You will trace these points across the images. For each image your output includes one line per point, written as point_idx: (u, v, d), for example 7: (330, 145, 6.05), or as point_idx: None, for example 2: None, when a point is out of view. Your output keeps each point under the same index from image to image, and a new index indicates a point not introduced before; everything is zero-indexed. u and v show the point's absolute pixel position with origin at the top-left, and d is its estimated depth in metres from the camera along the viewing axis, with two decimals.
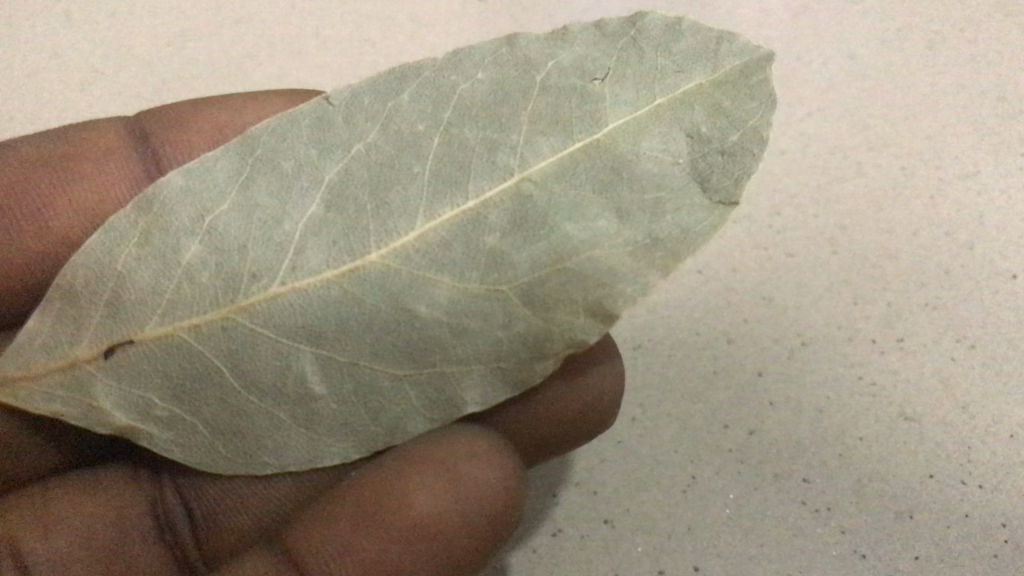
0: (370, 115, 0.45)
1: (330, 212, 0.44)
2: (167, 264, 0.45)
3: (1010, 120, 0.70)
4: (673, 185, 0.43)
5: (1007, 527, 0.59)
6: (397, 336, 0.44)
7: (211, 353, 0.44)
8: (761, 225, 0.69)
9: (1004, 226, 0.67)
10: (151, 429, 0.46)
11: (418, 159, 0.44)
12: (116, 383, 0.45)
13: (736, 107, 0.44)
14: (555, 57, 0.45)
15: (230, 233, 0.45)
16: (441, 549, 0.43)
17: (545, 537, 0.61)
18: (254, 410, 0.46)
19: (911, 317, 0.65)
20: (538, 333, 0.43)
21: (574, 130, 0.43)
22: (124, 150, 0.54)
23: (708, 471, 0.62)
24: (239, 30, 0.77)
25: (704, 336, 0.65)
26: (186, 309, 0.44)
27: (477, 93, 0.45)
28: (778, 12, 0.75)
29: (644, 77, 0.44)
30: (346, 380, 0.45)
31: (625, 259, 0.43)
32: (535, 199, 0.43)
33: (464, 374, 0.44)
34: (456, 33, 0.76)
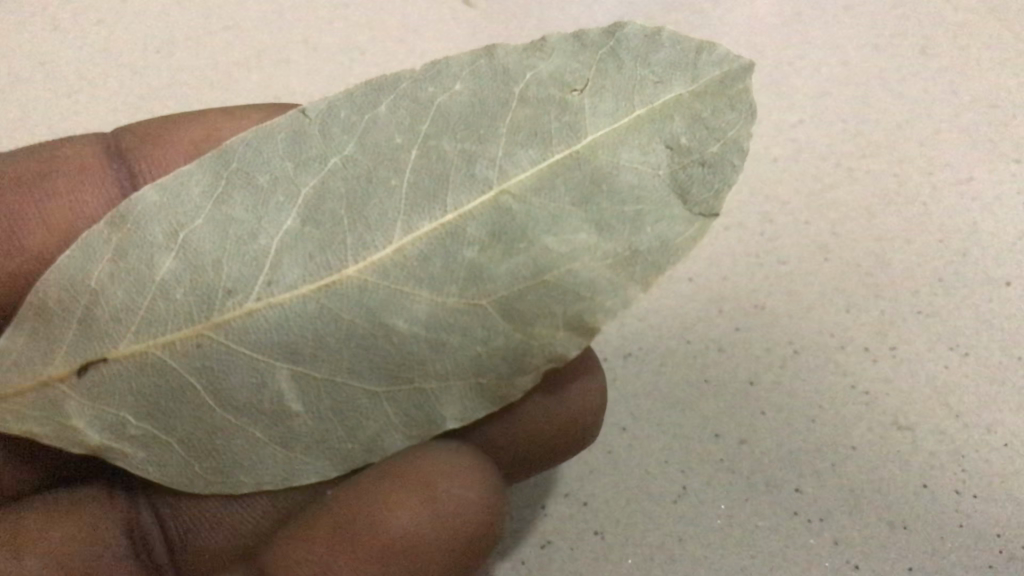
0: (347, 127, 0.45)
1: (306, 226, 0.44)
2: (141, 282, 0.45)
3: (1003, 125, 0.70)
4: (651, 198, 0.43)
5: (1001, 537, 0.58)
6: (374, 351, 0.44)
7: (187, 370, 0.44)
8: (752, 233, 0.68)
9: (998, 231, 0.67)
10: (125, 448, 0.46)
11: (396, 172, 0.44)
12: (90, 402, 0.45)
13: (715, 117, 0.44)
14: (533, 68, 0.45)
15: (206, 246, 0.45)
16: (420, 568, 0.44)
17: (533, 549, 0.61)
18: (230, 428, 0.45)
19: (903, 324, 0.64)
20: (516, 346, 0.43)
21: (553, 142, 0.43)
22: (100, 167, 0.55)
23: (699, 482, 0.61)
24: (227, 38, 0.77)
25: (694, 345, 0.65)
26: (162, 326, 0.44)
27: (455, 105, 0.45)
28: (770, 18, 0.75)
29: (621, 87, 0.44)
30: (323, 398, 0.44)
31: (605, 273, 0.42)
32: (513, 212, 0.43)
33: (442, 389, 0.44)
34: (445, 40, 0.77)
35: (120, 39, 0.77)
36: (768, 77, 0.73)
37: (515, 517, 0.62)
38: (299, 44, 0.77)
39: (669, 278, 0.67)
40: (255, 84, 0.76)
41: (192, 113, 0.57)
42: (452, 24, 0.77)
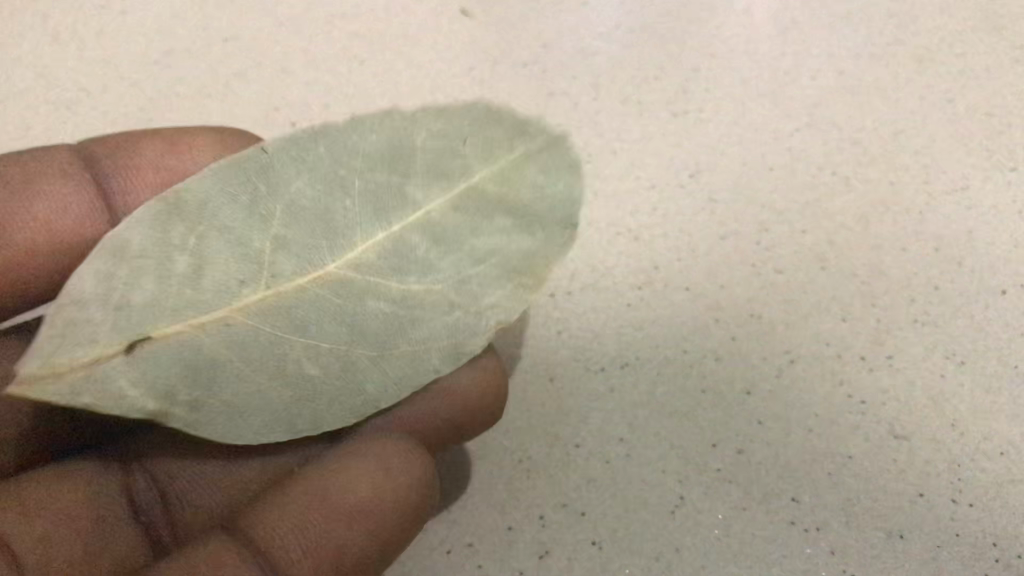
0: (291, 163, 0.50)
1: (285, 232, 0.50)
2: (162, 272, 0.48)
3: (998, 134, 0.71)
4: (543, 215, 0.51)
5: (997, 546, 0.58)
6: (366, 325, 0.51)
7: (222, 343, 0.48)
8: (750, 241, 0.68)
9: (993, 239, 0.67)
10: (177, 413, 0.48)
11: (347, 193, 0.50)
12: (139, 373, 0.46)
13: (563, 155, 0.52)
14: (421, 124, 0.51)
15: (212, 248, 0.49)
16: (381, 527, 0.49)
17: (533, 559, 0.61)
18: (266, 391, 0.49)
19: (899, 333, 0.65)
20: (464, 323, 0.51)
21: (453, 176, 0.50)
22: (75, 176, 0.58)
23: (696, 491, 0.61)
24: (226, 48, 0.78)
25: (692, 354, 0.65)
26: (193, 306, 0.48)
27: (376, 147, 0.51)
28: (765, 29, 0.75)
29: (501, 137, 0.51)
30: (337, 361, 0.50)
31: (522, 265, 0.51)
32: (442, 226, 0.50)
33: (423, 352, 0.51)
34: (442, 49, 0.77)
35: (119, 51, 0.78)
36: (764, 86, 0.73)
37: (513, 528, 0.62)
38: (298, 54, 0.78)
39: (666, 287, 0.67)
40: (254, 93, 0.76)
41: (153, 133, 0.60)
42: (448, 34, 0.77)
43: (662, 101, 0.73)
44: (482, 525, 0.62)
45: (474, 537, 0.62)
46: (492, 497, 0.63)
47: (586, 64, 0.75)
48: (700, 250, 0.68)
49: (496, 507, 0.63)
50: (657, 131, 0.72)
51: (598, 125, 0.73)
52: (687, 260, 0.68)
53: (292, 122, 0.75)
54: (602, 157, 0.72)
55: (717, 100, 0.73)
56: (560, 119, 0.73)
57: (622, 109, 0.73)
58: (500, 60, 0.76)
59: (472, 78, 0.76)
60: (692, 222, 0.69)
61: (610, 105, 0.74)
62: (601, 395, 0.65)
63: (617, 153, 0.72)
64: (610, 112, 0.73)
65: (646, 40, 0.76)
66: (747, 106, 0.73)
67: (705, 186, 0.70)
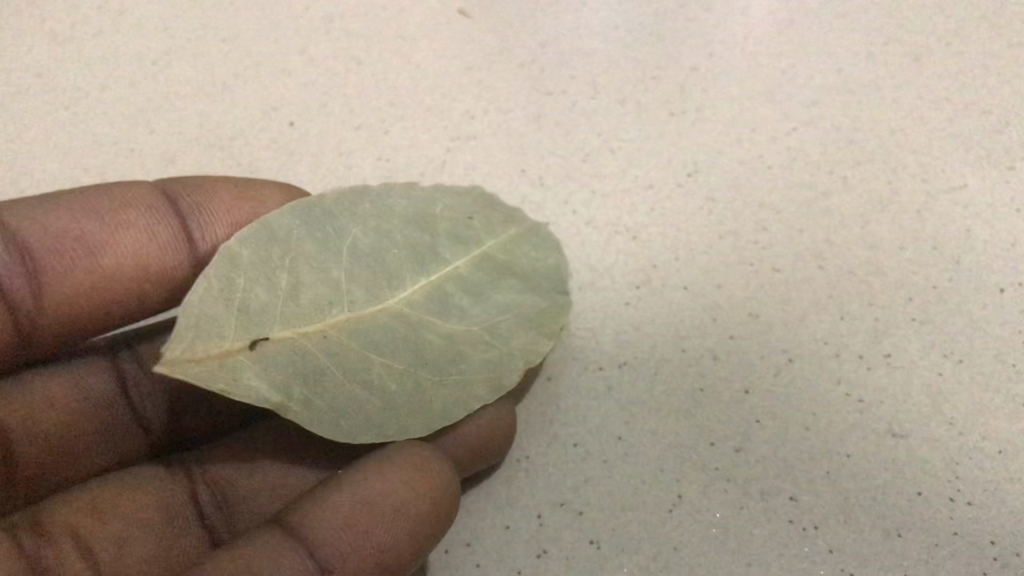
0: (350, 211, 0.56)
1: (355, 265, 0.54)
2: (274, 283, 0.53)
3: (997, 132, 0.70)
4: (543, 283, 0.58)
5: (996, 544, 0.59)
6: (427, 352, 0.55)
7: (321, 352, 0.53)
8: (747, 240, 0.68)
9: (991, 238, 0.67)
10: (291, 409, 0.52)
11: (393, 243, 0.56)
12: (260, 368, 0.51)
13: (551, 240, 0.60)
14: (439, 200, 0.58)
15: (306, 270, 0.54)
16: (419, 526, 0.52)
17: (529, 559, 0.61)
18: (358, 399, 0.53)
19: (897, 332, 0.65)
20: (498, 361, 0.56)
21: (470, 243, 0.57)
22: (161, 208, 0.59)
23: (694, 491, 0.61)
24: (224, 49, 0.78)
25: (690, 353, 0.65)
26: (299, 318, 0.53)
27: (408, 210, 0.57)
28: (763, 28, 0.75)
29: (501, 218, 0.59)
30: (408, 381, 0.55)
31: (532, 319, 0.58)
32: (468, 280, 0.56)
33: (473, 381, 0.56)
34: (440, 49, 0.77)
35: (118, 52, 0.78)
36: (762, 84, 0.73)
37: (511, 527, 0.62)
38: (296, 54, 0.78)
39: (664, 286, 0.67)
40: (252, 94, 0.76)
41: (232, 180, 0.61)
42: (446, 33, 0.77)
43: (660, 100, 0.73)
44: (480, 524, 0.62)
45: (473, 536, 0.62)
46: (491, 496, 0.63)
47: (584, 63, 0.75)
48: (698, 249, 0.68)
49: (495, 506, 0.63)
50: (655, 130, 0.73)
51: (596, 125, 0.73)
52: (684, 260, 0.68)
53: (291, 122, 0.75)
54: (600, 156, 0.72)
55: (715, 99, 0.73)
56: (558, 119, 0.74)
57: (620, 109, 0.73)
58: (498, 59, 0.76)
59: (469, 77, 0.76)
60: (690, 221, 0.69)
61: (608, 104, 0.74)
62: (599, 394, 0.65)
63: (615, 152, 0.72)
64: (608, 111, 0.73)
65: (644, 39, 0.76)
66: (746, 105, 0.73)
67: (703, 185, 0.70)
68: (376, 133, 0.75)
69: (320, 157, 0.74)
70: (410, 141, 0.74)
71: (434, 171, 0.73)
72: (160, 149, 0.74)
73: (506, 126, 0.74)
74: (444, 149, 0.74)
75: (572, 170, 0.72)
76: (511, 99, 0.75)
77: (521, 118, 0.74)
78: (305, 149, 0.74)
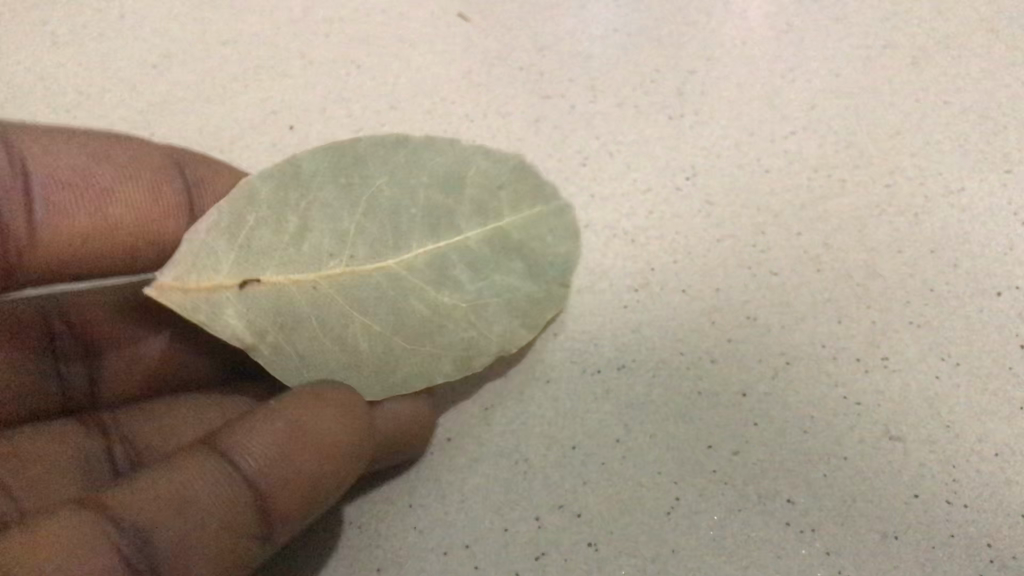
0: (382, 166, 0.61)
1: (363, 221, 0.59)
2: (280, 227, 0.59)
3: (993, 136, 0.71)
4: (546, 270, 0.61)
5: (991, 547, 0.59)
6: (411, 317, 0.59)
7: (303, 302, 0.59)
8: (745, 242, 0.68)
9: (988, 241, 0.67)
10: (264, 348, 0.60)
11: (412, 203, 0.60)
12: (245, 307, 0.59)
13: (566, 224, 0.63)
14: (474, 167, 0.61)
15: (315, 218, 0.59)
16: (336, 458, 0.56)
17: (528, 561, 0.61)
18: (328, 351, 0.60)
19: (894, 335, 0.65)
20: (473, 340, 0.60)
21: (488, 216, 0.59)
22: (170, 177, 0.66)
23: (692, 494, 0.62)
24: (224, 52, 0.79)
25: (688, 356, 0.65)
26: (292, 266, 0.59)
27: (435, 173, 0.61)
28: (761, 31, 0.76)
29: (525, 193, 0.61)
30: (379, 342, 0.59)
31: (524, 303, 0.61)
32: (474, 253, 0.59)
33: (440, 357, 0.60)
34: (438, 52, 0.77)
35: (119, 56, 0.79)
36: (760, 87, 0.74)
37: (510, 529, 0.62)
38: (296, 57, 0.78)
39: (662, 290, 0.67)
40: (252, 98, 0.77)
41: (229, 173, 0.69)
42: (445, 36, 0.78)
43: (659, 103, 0.74)
44: (480, 526, 0.63)
45: (472, 538, 0.62)
46: (489, 499, 0.63)
47: (583, 67, 0.75)
48: (696, 252, 0.68)
49: (493, 508, 0.63)
50: (654, 133, 0.73)
51: (594, 128, 0.73)
52: (682, 263, 0.68)
53: (291, 126, 0.76)
54: (599, 159, 0.72)
55: (712, 101, 0.73)
56: (556, 122, 0.74)
57: (618, 112, 0.74)
58: (498, 62, 0.76)
59: (468, 80, 0.76)
60: (687, 224, 0.69)
61: (607, 107, 0.74)
62: (598, 397, 0.65)
63: (613, 155, 0.73)
64: (606, 114, 0.74)
65: (642, 43, 0.76)
66: (744, 108, 0.73)
67: (701, 188, 0.70)
68: (376, 136, 0.75)
69: None
70: None
71: None
72: None
73: (505, 130, 0.74)
74: None
75: (570, 173, 0.72)
76: (509, 103, 0.75)
77: (519, 122, 0.74)
78: (305, 153, 0.75)
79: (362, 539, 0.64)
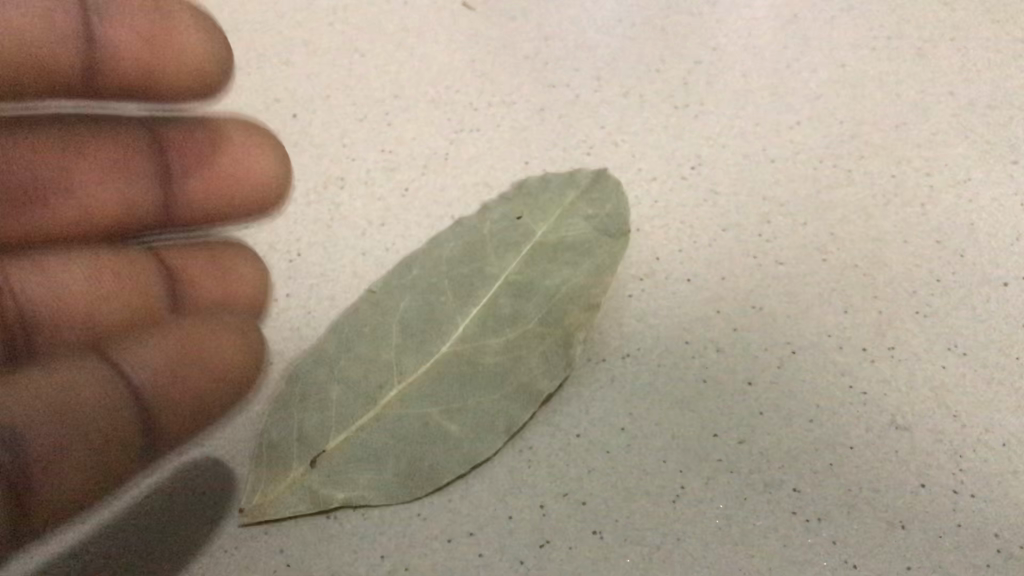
0: (419, 252, 0.65)
1: (412, 299, 0.62)
2: (329, 342, 0.62)
3: (1001, 126, 0.71)
4: (597, 238, 0.61)
5: (999, 537, 0.58)
6: (487, 335, 0.59)
7: (368, 393, 0.59)
8: (749, 233, 0.68)
9: (995, 231, 0.67)
10: (349, 468, 0.58)
11: (453, 266, 0.62)
12: (320, 424, 0.59)
13: (604, 200, 0.64)
14: (497, 212, 0.65)
15: (365, 318, 0.62)
16: None
17: (533, 548, 0.59)
18: (407, 433, 0.58)
19: (900, 325, 0.64)
20: (552, 318, 0.59)
21: (527, 232, 0.62)
22: (70, 17, 0.65)
23: (697, 481, 0.61)
24: (226, 41, 0.78)
25: (693, 346, 0.65)
26: (353, 362, 0.60)
27: (465, 235, 0.64)
28: (767, 19, 0.76)
29: (550, 201, 0.64)
30: (457, 396, 0.58)
31: (594, 266, 0.60)
32: (530, 255, 0.61)
33: (525, 351, 0.59)
34: (442, 40, 0.77)
35: None
36: (764, 78, 0.74)
37: (515, 517, 0.60)
38: (298, 47, 0.78)
39: (667, 279, 0.67)
40: (254, 86, 0.76)
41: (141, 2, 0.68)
42: (449, 26, 0.77)
43: (664, 93, 0.74)
44: (482, 514, 0.60)
45: (475, 526, 0.59)
46: (493, 486, 0.61)
47: (588, 58, 0.75)
48: (701, 242, 0.68)
49: (497, 496, 0.60)
50: (659, 123, 0.73)
51: (599, 118, 0.73)
52: (687, 253, 0.68)
53: (294, 114, 0.75)
54: (604, 148, 0.72)
55: (717, 91, 0.73)
56: (561, 112, 0.74)
57: (623, 102, 0.74)
58: (503, 52, 0.76)
59: (473, 69, 0.76)
60: (692, 213, 0.69)
61: (611, 97, 0.74)
62: (603, 385, 0.64)
63: (618, 145, 0.72)
64: (611, 104, 0.74)
65: (646, 33, 0.76)
66: (749, 98, 0.73)
67: (706, 178, 0.70)
68: (379, 125, 0.74)
69: (322, 148, 0.74)
70: (412, 133, 0.74)
71: (435, 163, 0.73)
72: None
73: (509, 119, 0.74)
74: (447, 142, 0.73)
75: (575, 160, 0.72)
76: (514, 92, 0.75)
77: (524, 111, 0.74)
78: (306, 141, 0.74)
79: (364, 528, 0.59)
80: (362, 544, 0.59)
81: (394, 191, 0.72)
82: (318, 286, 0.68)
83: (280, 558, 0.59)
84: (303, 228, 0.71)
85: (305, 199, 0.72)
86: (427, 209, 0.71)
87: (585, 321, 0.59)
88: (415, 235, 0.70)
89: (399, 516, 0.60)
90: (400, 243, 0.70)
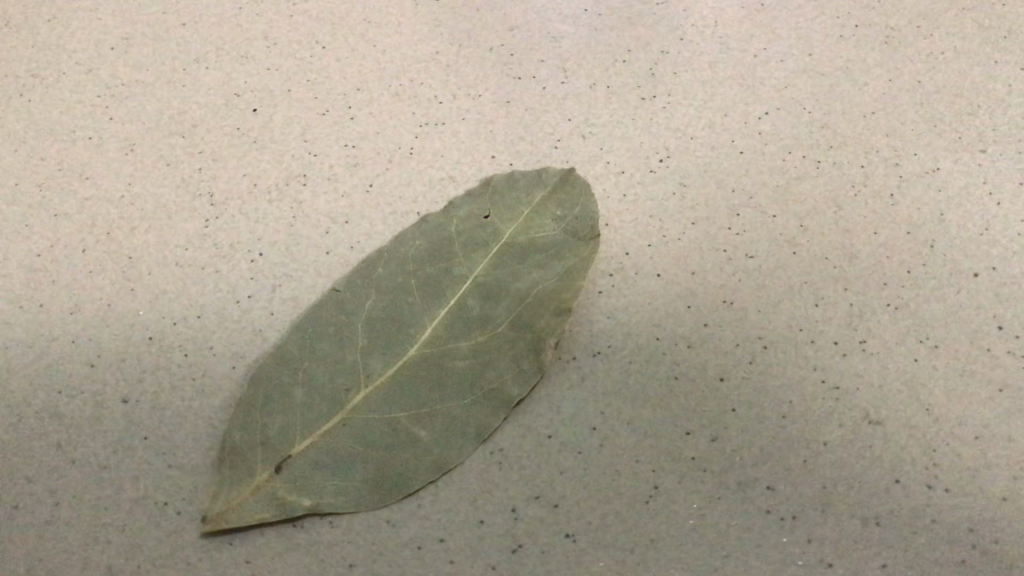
0: (380, 248, 0.62)
1: (379, 294, 0.60)
2: (294, 336, 0.59)
3: (966, 116, 0.71)
4: (568, 243, 0.60)
5: (973, 532, 0.58)
6: (455, 341, 0.58)
7: (337, 392, 0.57)
8: (718, 225, 0.67)
9: (964, 222, 0.67)
10: (317, 469, 0.56)
11: (419, 262, 0.61)
12: (286, 421, 0.57)
13: (573, 198, 0.61)
14: (458, 206, 0.62)
15: (329, 313, 0.60)
16: None
17: (505, 554, 0.58)
18: (377, 433, 0.56)
19: (872, 317, 0.64)
20: (524, 323, 0.58)
21: (494, 233, 0.60)
22: None
23: (671, 481, 0.60)
24: (186, 34, 0.76)
25: (664, 342, 0.64)
26: (319, 359, 0.58)
27: (429, 228, 0.62)
28: (734, 9, 0.76)
29: (517, 199, 0.61)
30: (430, 395, 0.57)
31: (567, 273, 0.59)
32: (499, 261, 0.59)
33: (498, 357, 0.58)
34: (407, 32, 0.76)
35: (76, 38, 0.76)
36: (732, 69, 0.74)
37: (486, 521, 0.59)
38: (259, 40, 0.76)
39: (637, 274, 0.66)
40: (213, 80, 0.74)
41: None
42: (413, 18, 0.77)
43: (631, 85, 0.73)
44: (452, 519, 0.59)
45: (446, 532, 0.58)
46: (463, 490, 0.59)
47: (554, 48, 0.75)
48: (670, 236, 0.67)
49: (468, 500, 0.59)
50: (628, 115, 0.72)
51: (567, 110, 0.72)
52: (657, 247, 0.67)
53: (253, 109, 0.73)
54: (572, 141, 0.71)
55: (685, 83, 0.73)
56: (527, 104, 0.73)
57: (591, 93, 0.73)
58: (467, 44, 0.75)
59: (437, 61, 0.75)
60: (661, 206, 0.68)
61: (578, 88, 0.73)
62: (573, 384, 0.63)
63: (586, 138, 0.71)
64: (578, 96, 0.73)
65: (613, 22, 0.76)
66: (717, 90, 0.73)
67: (675, 171, 0.70)
68: (342, 119, 0.72)
69: (286, 145, 0.71)
70: (376, 127, 0.72)
71: (401, 156, 0.71)
72: (117, 136, 0.71)
73: (475, 112, 0.72)
74: (412, 136, 0.72)
75: (542, 154, 0.70)
76: (479, 85, 0.74)
77: (489, 104, 0.73)
78: (268, 137, 0.71)
79: (332, 536, 0.58)
80: (332, 552, 0.57)
81: (360, 185, 0.70)
82: (282, 277, 0.66)
83: (247, 567, 0.57)
84: (265, 225, 0.68)
85: (268, 198, 0.69)
86: (393, 206, 0.69)
87: (558, 328, 0.59)
88: (382, 233, 0.68)
89: (370, 522, 0.58)
90: (367, 243, 0.67)
